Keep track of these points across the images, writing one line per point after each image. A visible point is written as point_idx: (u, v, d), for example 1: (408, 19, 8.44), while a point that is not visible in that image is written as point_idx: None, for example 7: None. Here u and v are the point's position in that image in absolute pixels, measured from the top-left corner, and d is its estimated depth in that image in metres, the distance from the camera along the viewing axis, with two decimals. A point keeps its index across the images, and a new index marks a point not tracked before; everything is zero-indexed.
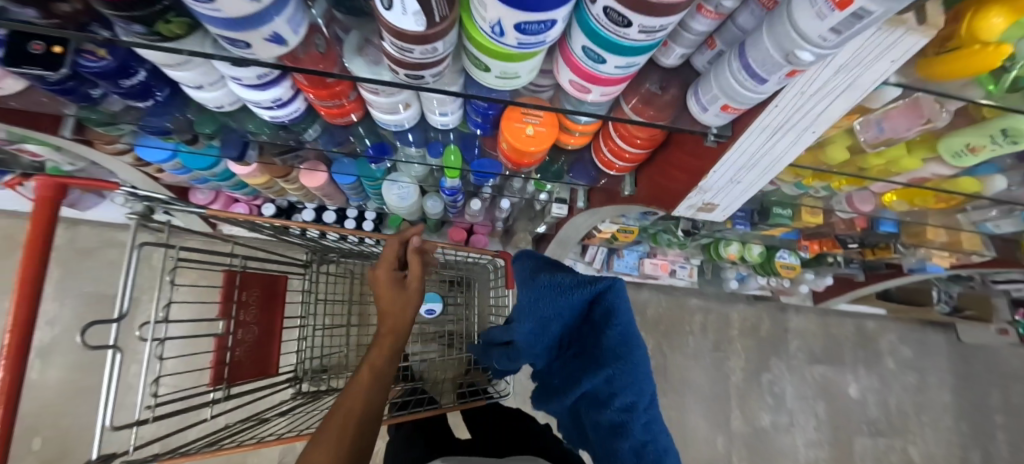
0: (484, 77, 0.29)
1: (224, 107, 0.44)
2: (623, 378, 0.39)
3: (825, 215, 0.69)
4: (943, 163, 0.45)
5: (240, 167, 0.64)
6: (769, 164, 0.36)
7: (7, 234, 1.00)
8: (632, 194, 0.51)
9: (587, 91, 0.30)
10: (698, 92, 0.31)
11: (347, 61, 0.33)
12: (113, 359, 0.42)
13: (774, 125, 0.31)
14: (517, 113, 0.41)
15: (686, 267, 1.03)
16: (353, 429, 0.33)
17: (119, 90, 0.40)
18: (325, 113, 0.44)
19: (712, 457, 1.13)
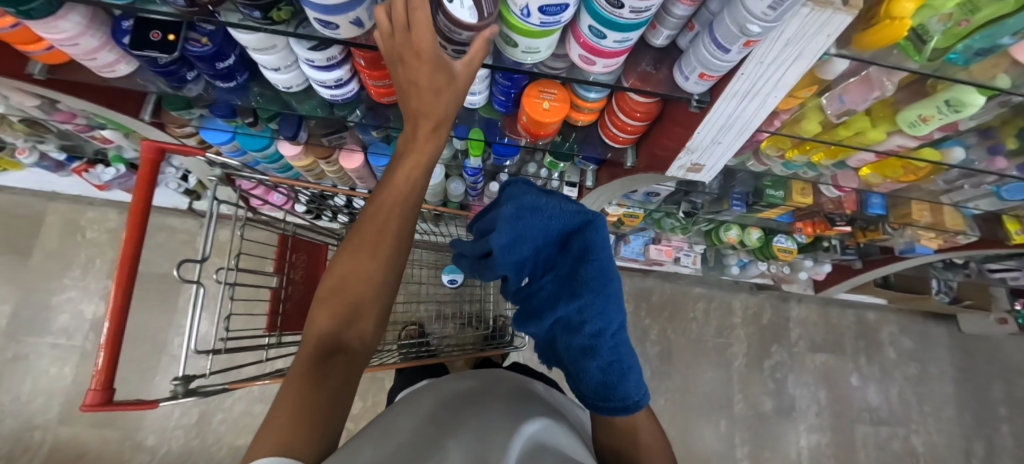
0: (513, 53, 0.37)
1: (292, 88, 0.53)
2: (591, 306, 0.39)
3: (814, 195, 0.76)
4: (905, 135, 0.52)
5: (290, 147, 0.73)
6: (742, 128, 0.43)
7: (70, 216, 1.12)
8: (633, 164, 0.60)
9: (593, 63, 0.38)
10: (682, 66, 0.39)
11: None
12: (197, 293, 0.51)
13: (742, 90, 0.39)
14: (535, 91, 0.49)
15: (690, 254, 1.10)
16: (370, 274, 0.37)
17: (212, 72, 0.50)
18: (374, 92, 0.53)
19: (715, 438, 1.18)
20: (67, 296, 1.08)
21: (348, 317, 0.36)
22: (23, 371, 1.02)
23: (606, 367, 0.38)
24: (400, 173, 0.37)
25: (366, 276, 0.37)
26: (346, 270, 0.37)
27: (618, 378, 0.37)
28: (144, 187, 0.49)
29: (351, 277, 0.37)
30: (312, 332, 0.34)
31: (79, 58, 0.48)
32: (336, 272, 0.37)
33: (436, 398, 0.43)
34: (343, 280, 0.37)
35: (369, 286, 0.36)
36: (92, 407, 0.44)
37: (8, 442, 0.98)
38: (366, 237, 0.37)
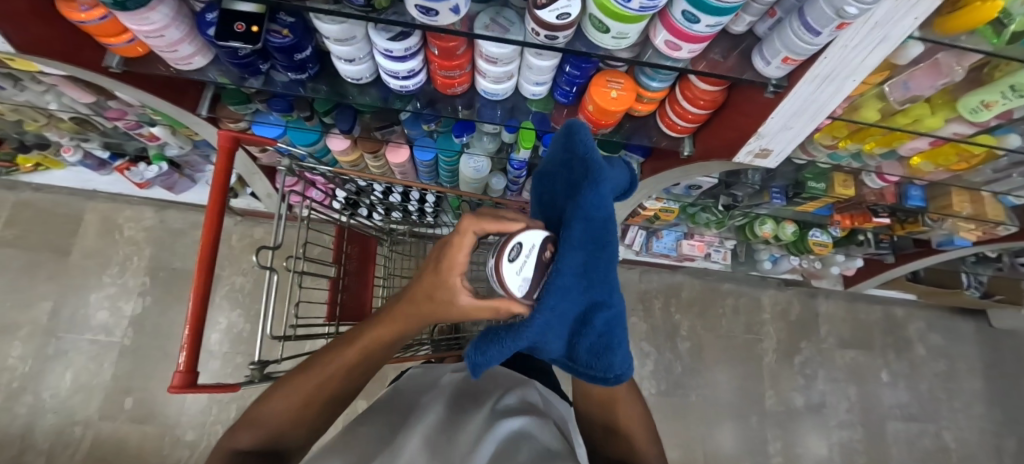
0: (602, 38, 0.39)
1: (362, 79, 0.55)
2: (579, 283, 0.31)
3: (856, 186, 0.77)
4: (964, 121, 0.52)
5: (338, 141, 0.76)
6: (817, 111, 0.44)
7: (110, 215, 1.14)
8: (690, 153, 0.61)
9: (678, 48, 0.39)
10: (764, 51, 0.40)
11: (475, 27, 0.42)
12: (271, 280, 0.52)
13: (822, 74, 0.39)
14: (602, 80, 0.50)
15: (721, 250, 1.11)
16: (308, 400, 0.40)
17: (288, 63, 0.51)
18: (440, 83, 0.55)
19: (745, 434, 1.17)
20: (105, 293, 1.10)
21: (270, 440, 0.38)
22: (63, 368, 1.04)
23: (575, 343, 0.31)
24: (366, 340, 0.39)
25: (301, 405, 0.39)
26: (277, 403, 0.39)
27: (610, 353, 0.31)
28: (222, 174, 0.50)
29: (289, 406, 0.39)
30: (228, 444, 0.37)
31: (160, 51, 0.50)
32: (272, 401, 0.39)
33: (431, 395, 0.53)
34: (280, 415, 0.39)
35: (299, 410, 0.39)
36: (178, 389, 0.44)
37: (49, 438, 0.99)
38: (312, 381, 0.39)
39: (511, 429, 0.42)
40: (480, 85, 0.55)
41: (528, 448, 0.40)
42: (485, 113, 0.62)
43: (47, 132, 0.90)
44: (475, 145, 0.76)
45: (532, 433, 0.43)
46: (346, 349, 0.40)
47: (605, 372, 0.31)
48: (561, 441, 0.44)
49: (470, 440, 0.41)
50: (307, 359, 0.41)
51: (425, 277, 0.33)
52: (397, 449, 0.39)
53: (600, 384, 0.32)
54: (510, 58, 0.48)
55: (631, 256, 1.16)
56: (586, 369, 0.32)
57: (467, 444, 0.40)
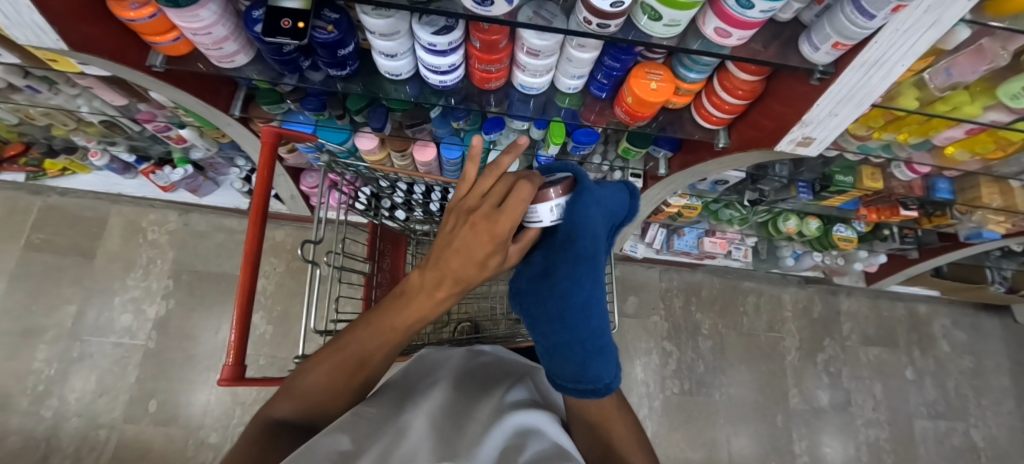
0: (653, 26, 0.39)
1: (400, 76, 0.55)
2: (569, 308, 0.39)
3: (885, 178, 0.77)
4: (1003, 110, 0.52)
5: (367, 141, 0.76)
6: (864, 97, 0.44)
7: (134, 218, 1.16)
8: (725, 145, 0.61)
9: (728, 35, 0.40)
10: (812, 37, 0.40)
11: (521, 16, 0.42)
12: (314, 275, 0.51)
13: (872, 59, 0.39)
14: (642, 71, 0.51)
15: (741, 247, 1.10)
16: (346, 378, 0.37)
17: (329, 59, 0.52)
18: (479, 78, 0.55)
19: (771, 433, 1.16)
20: (130, 296, 1.11)
21: (310, 411, 0.36)
22: (87, 371, 1.04)
23: (565, 349, 0.39)
24: (402, 315, 0.36)
25: (343, 381, 0.37)
26: (317, 375, 0.36)
27: (590, 360, 0.38)
28: (266, 171, 0.51)
29: (330, 376, 0.36)
30: (268, 414, 0.35)
31: (205, 49, 0.50)
32: (312, 370, 0.36)
33: (433, 372, 0.47)
34: (319, 388, 0.36)
35: (340, 381, 0.37)
36: (227, 381, 0.44)
37: (74, 441, 0.99)
38: (349, 355, 0.36)
39: (520, 424, 0.36)
40: (517, 80, 0.55)
41: (540, 445, 0.34)
42: (517, 107, 0.63)
43: (74, 136, 0.92)
44: (502, 143, 0.77)
45: (543, 433, 0.36)
46: (383, 322, 0.36)
47: (581, 382, 0.38)
48: (570, 446, 0.37)
49: (475, 430, 0.34)
50: (344, 332, 0.38)
51: (472, 241, 0.31)
52: (389, 432, 0.32)
53: (576, 394, 0.38)
54: (552, 50, 0.48)
55: (651, 254, 1.17)
56: (573, 382, 0.38)
57: (472, 433, 0.33)
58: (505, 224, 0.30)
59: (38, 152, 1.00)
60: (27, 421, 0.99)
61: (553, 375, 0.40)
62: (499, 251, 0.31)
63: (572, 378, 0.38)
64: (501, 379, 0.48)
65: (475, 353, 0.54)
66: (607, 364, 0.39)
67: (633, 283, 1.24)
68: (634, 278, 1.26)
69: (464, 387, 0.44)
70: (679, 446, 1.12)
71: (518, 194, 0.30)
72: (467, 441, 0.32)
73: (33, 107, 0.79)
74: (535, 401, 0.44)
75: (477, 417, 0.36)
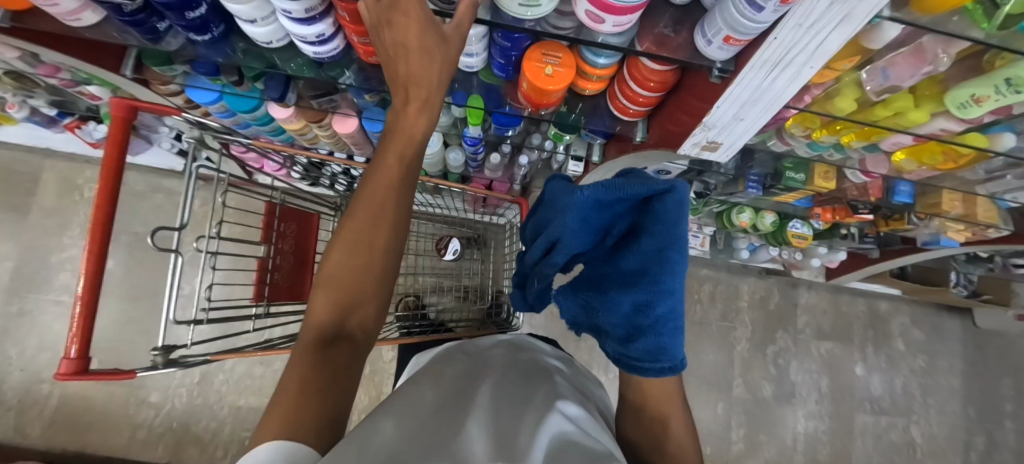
0: (508, 5, 0.32)
1: (272, 44, 0.48)
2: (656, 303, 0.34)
3: (837, 179, 0.71)
4: (952, 118, 0.46)
5: (280, 109, 0.69)
6: (766, 104, 0.39)
7: (70, 175, 1.11)
8: (643, 140, 0.56)
9: (601, 21, 0.33)
10: (705, 28, 0.34)
11: None
12: (176, 263, 0.48)
13: (774, 58, 0.33)
14: (537, 54, 0.44)
15: (698, 236, 1.05)
16: (361, 280, 0.36)
17: (182, 22, 0.45)
18: (361, 52, 0.49)
19: (711, 420, 1.18)
20: (68, 255, 1.09)
21: (339, 314, 0.35)
22: (28, 328, 1.04)
23: (633, 334, 0.36)
24: (397, 142, 0.38)
25: (366, 243, 0.37)
26: (342, 256, 0.37)
27: (669, 337, 0.35)
28: (115, 149, 0.46)
29: (351, 249, 0.37)
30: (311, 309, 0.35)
31: (39, 4, 0.44)
32: (330, 259, 0.37)
33: (490, 369, 0.41)
34: (346, 263, 0.36)
35: (353, 279, 0.36)
36: (66, 376, 0.42)
37: (17, 394, 1.01)
38: (363, 217, 0.37)
39: (562, 429, 0.28)
40: None
41: (587, 452, 0.25)
42: None
43: None
44: None
45: (588, 437, 0.29)
46: (369, 196, 0.38)
47: (659, 361, 0.35)
48: (614, 446, 0.32)
49: (524, 423, 0.28)
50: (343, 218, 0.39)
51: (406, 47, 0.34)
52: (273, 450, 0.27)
53: (651, 373, 0.35)
54: None
55: None
56: (649, 362, 0.35)
57: (523, 428, 0.27)
58: (403, 20, 0.32)
59: None
60: None
61: (622, 352, 0.37)
62: (425, 28, 0.33)
63: (648, 358, 0.35)
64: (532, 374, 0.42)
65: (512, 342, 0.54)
66: (680, 342, 0.36)
67: None
68: None
69: (508, 380, 0.39)
70: None
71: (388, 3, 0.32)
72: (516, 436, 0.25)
73: None
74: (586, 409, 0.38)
75: (524, 415, 0.29)
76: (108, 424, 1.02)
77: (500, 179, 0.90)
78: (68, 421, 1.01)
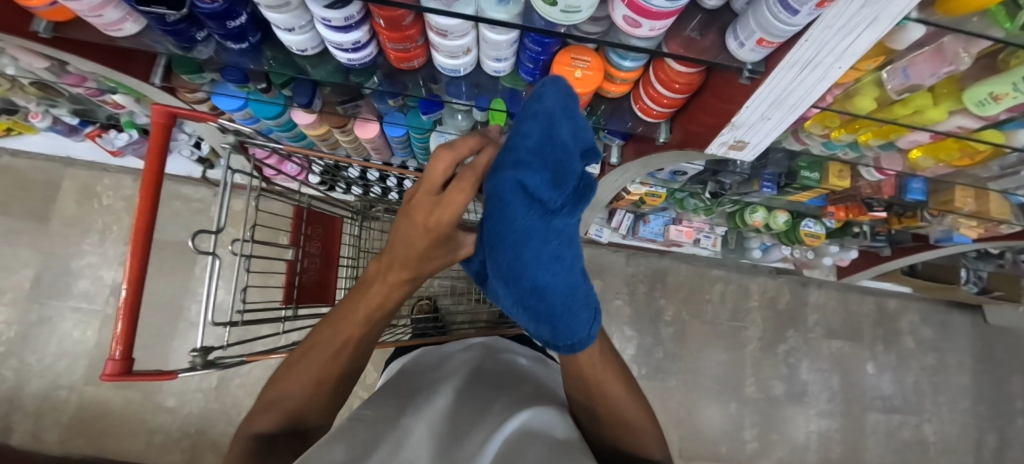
0: (549, 11, 0.34)
1: (306, 51, 0.50)
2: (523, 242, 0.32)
3: (851, 177, 0.72)
4: (969, 115, 0.47)
5: (304, 115, 0.71)
6: (794, 104, 0.40)
7: (87, 182, 1.13)
8: (666, 140, 0.57)
9: (638, 25, 0.34)
10: (737, 31, 0.35)
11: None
12: (214, 266, 0.49)
13: (803, 60, 0.34)
14: (566, 58, 0.45)
15: (710, 236, 1.07)
16: (318, 375, 0.40)
17: (222, 31, 0.46)
18: (393, 57, 0.50)
19: (724, 419, 1.19)
20: (86, 261, 1.10)
21: (293, 417, 0.39)
22: (47, 334, 1.05)
23: (530, 322, 0.32)
24: (365, 309, 0.40)
25: (316, 377, 0.40)
26: (290, 385, 0.39)
27: (561, 322, 0.29)
28: (156, 155, 0.47)
29: (303, 382, 0.40)
30: (248, 428, 0.37)
31: (84, 14, 0.45)
32: (280, 384, 0.40)
33: (450, 381, 0.47)
34: (296, 396, 0.39)
35: (303, 403, 0.39)
36: (112, 377, 0.43)
37: (36, 400, 1.02)
38: (317, 357, 0.40)
39: (521, 426, 0.35)
40: (435, 60, 0.50)
41: (541, 450, 0.31)
42: (449, 88, 0.58)
43: (13, 96, 0.86)
44: (447, 122, 0.71)
45: (547, 430, 0.36)
46: (347, 319, 0.40)
47: (560, 341, 0.31)
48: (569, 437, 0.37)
49: (478, 435, 0.35)
50: (302, 345, 0.41)
51: (411, 231, 0.33)
52: (364, 437, 0.32)
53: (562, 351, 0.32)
54: (463, 30, 0.43)
55: (617, 239, 1.13)
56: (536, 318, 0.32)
57: (474, 440, 0.34)
58: (438, 216, 0.30)
59: None
60: None
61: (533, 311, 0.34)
62: (438, 234, 0.32)
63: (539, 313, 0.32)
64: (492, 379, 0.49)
65: (481, 345, 0.61)
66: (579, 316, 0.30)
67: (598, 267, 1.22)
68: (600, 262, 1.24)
69: (471, 389, 0.46)
70: None
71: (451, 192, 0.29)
72: (468, 447, 0.33)
73: None
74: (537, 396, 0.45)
75: (480, 427, 0.36)
76: (126, 430, 1.03)
77: None
78: (86, 427, 1.02)
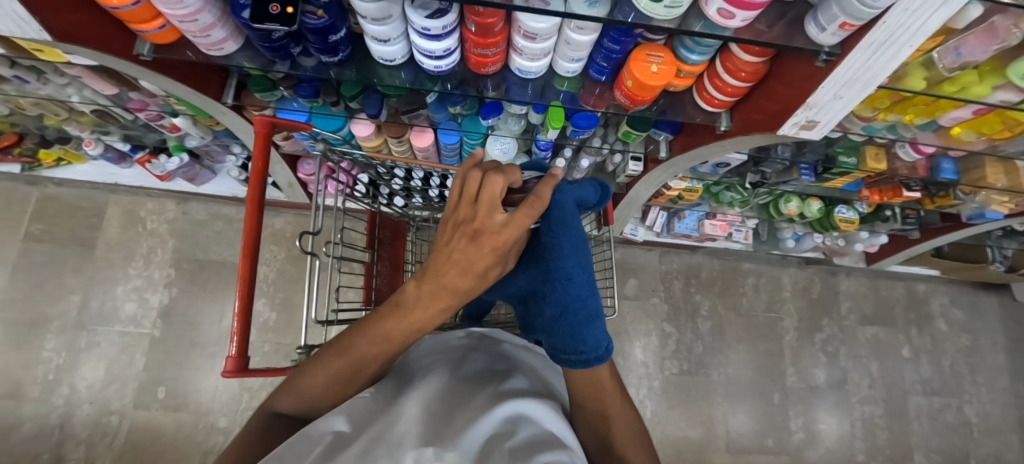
0: (654, 8, 0.38)
1: (394, 61, 0.54)
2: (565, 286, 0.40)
3: (889, 159, 0.75)
4: (1012, 89, 0.51)
5: (365, 127, 0.75)
6: (871, 79, 0.43)
7: (131, 208, 1.16)
8: (727, 128, 0.61)
9: (732, 16, 0.38)
10: (819, 18, 0.39)
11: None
12: (313, 265, 0.51)
13: (880, 40, 0.38)
14: (642, 54, 0.49)
15: (742, 229, 1.11)
16: (343, 378, 0.36)
17: (322, 45, 0.50)
18: (474, 62, 0.54)
19: (769, 411, 1.19)
20: (133, 285, 1.12)
21: (306, 406, 0.37)
22: (96, 359, 1.06)
23: (558, 325, 0.39)
24: (399, 329, 0.33)
25: (339, 381, 0.36)
26: (311, 377, 0.36)
27: (586, 324, 0.37)
28: (260, 162, 0.50)
29: (328, 378, 0.36)
30: (272, 407, 0.36)
31: (192, 36, 0.49)
32: (307, 371, 0.36)
33: (450, 366, 0.44)
34: (317, 387, 0.36)
35: (326, 395, 0.37)
36: (232, 373, 0.44)
37: (87, 427, 1.01)
38: (344, 360, 0.35)
39: (513, 410, 0.35)
40: (513, 63, 0.54)
41: (531, 432, 0.33)
42: (515, 92, 0.61)
43: (67, 126, 0.90)
44: (501, 126, 0.75)
45: (539, 420, 0.37)
46: (390, 323, 0.33)
47: (582, 353, 0.36)
48: (562, 433, 0.37)
49: (464, 418, 0.33)
50: (342, 335, 0.37)
51: (468, 250, 0.28)
52: (384, 416, 0.31)
53: (578, 366, 0.36)
54: (551, 33, 0.46)
55: (652, 237, 1.17)
56: (572, 353, 0.36)
57: (462, 419, 0.33)
58: (496, 234, 0.28)
59: (31, 142, 0.98)
60: (39, 408, 1.01)
61: (556, 349, 0.38)
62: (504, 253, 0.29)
63: (571, 349, 0.37)
64: (486, 365, 0.47)
65: (479, 334, 0.55)
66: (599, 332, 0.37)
67: (633, 266, 1.25)
68: (634, 261, 1.27)
69: (466, 375, 0.43)
70: (678, 424, 1.15)
71: (491, 188, 0.29)
72: (453, 428, 0.31)
73: (22, 97, 0.78)
74: (534, 390, 0.44)
75: (471, 407, 0.35)
76: (176, 452, 1.02)
77: None
78: (136, 451, 1.01)
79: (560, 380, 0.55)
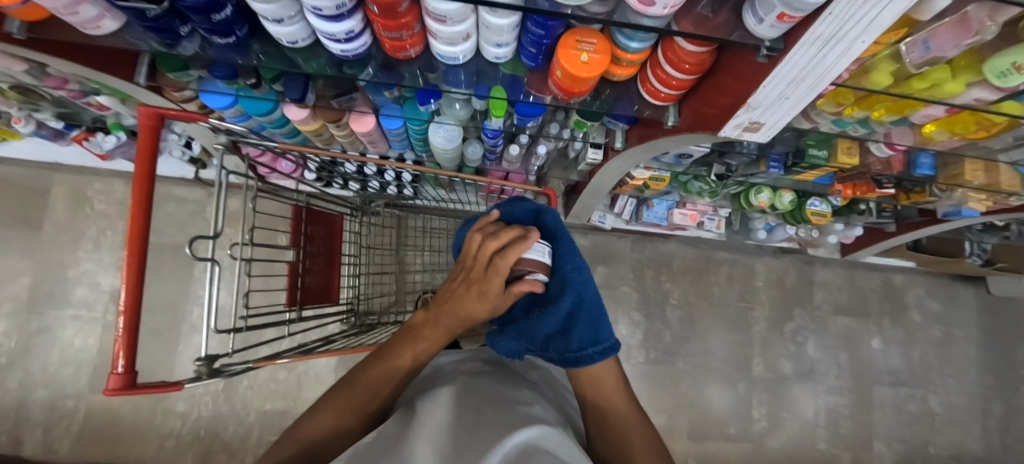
0: None
1: (297, 43, 0.48)
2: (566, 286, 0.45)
3: (861, 154, 0.70)
4: (988, 87, 0.45)
5: (296, 111, 0.69)
6: (818, 79, 0.38)
7: (78, 187, 1.10)
8: (675, 123, 0.57)
9: (651, 3, 0.33)
10: (757, 7, 0.33)
11: None
12: (214, 271, 0.47)
13: (826, 35, 0.32)
14: (571, 41, 0.43)
15: (714, 218, 1.05)
16: (359, 408, 0.40)
17: (208, 25, 0.44)
18: (388, 46, 0.48)
19: (734, 400, 1.20)
20: (85, 269, 1.09)
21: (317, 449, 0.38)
22: (49, 343, 1.04)
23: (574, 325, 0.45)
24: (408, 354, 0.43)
25: (351, 411, 0.40)
26: (325, 415, 0.40)
27: (595, 324, 0.45)
28: (147, 156, 0.45)
29: (338, 413, 0.40)
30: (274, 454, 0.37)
31: (59, 13, 0.42)
32: (320, 412, 0.40)
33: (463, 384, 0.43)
34: (327, 428, 0.39)
35: (332, 438, 0.39)
36: (114, 391, 0.40)
37: (44, 410, 1.01)
38: (360, 392, 0.41)
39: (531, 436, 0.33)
40: (432, 48, 0.48)
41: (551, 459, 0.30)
42: (448, 75, 0.55)
43: None
44: (445, 112, 0.69)
45: (554, 449, 0.33)
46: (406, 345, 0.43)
47: (599, 343, 0.45)
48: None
49: (484, 439, 0.31)
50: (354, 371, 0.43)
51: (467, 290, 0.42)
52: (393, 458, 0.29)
53: (595, 357, 0.45)
54: (463, 16, 0.40)
55: (621, 225, 1.12)
56: (591, 346, 0.45)
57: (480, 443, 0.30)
58: (495, 278, 0.39)
59: None
60: None
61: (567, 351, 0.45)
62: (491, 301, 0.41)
63: (588, 344, 0.45)
64: (498, 384, 0.45)
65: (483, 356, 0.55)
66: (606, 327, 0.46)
67: (604, 253, 1.21)
68: (605, 248, 1.23)
69: (480, 392, 0.41)
70: None
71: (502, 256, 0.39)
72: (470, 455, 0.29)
73: None
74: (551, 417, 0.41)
75: (484, 431, 0.32)
76: (137, 436, 1.03)
77: (517, 172, 0.89)
78: (97, 433, 1.02)
79: (573, 408, 0.54)
